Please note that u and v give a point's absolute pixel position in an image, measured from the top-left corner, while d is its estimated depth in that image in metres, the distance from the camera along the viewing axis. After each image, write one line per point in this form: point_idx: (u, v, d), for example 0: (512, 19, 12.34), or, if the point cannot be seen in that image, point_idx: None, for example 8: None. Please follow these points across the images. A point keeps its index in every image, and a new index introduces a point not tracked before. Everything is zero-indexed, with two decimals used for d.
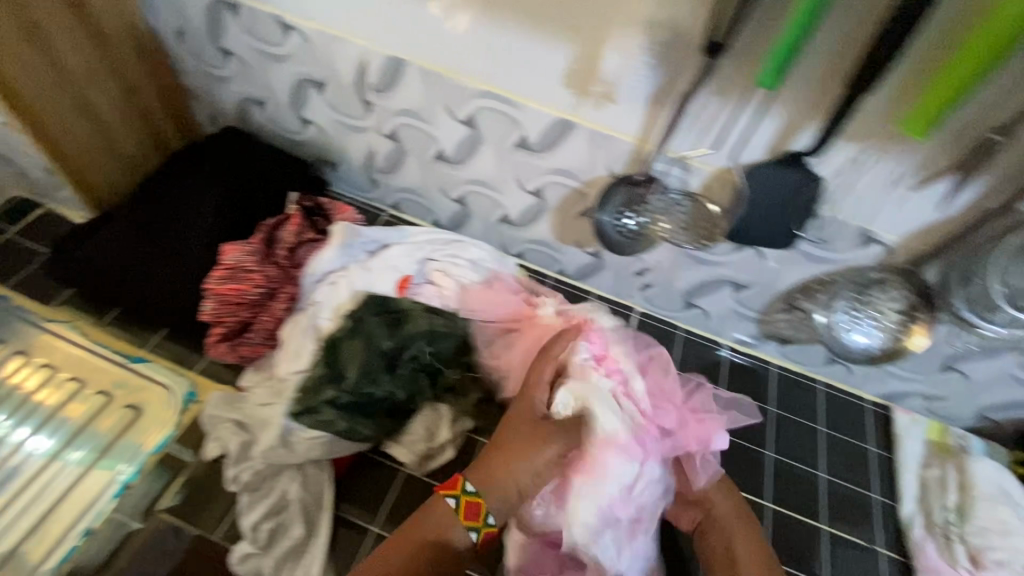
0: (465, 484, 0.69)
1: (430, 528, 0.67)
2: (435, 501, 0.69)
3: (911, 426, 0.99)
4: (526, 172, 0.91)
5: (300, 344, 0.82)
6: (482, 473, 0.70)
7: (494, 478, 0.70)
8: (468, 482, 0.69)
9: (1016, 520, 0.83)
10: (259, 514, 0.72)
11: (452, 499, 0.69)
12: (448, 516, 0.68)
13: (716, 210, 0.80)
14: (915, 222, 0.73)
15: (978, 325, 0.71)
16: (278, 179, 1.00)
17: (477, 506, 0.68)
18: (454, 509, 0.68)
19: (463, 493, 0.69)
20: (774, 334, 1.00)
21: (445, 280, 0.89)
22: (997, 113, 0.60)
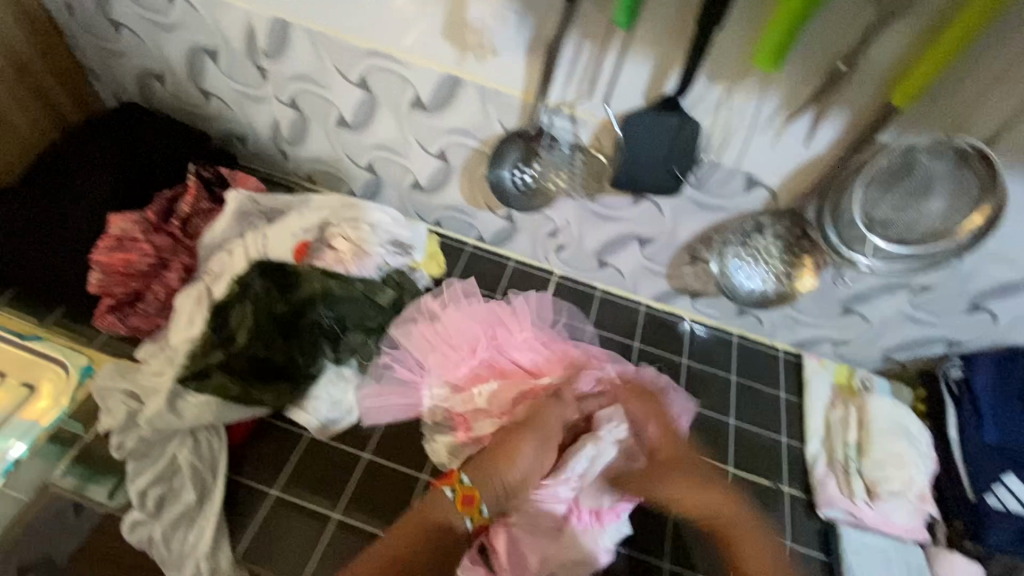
0: (462, 476, 0.67)
1: (431, 519, 0.64)
2: (434, 492, 0.66)
3: (819, 371, 1.02)
4: (425, 133, 0.91)
5: (193, 312, 0.81)
6: (480, 467, 0.68)
7: (492, 473, 0.68)
8: (463, 474, 0.67)
9: (912, 452, 0.86)
10: (147, 479, 0.72)
11: (450, 490, 0.66)
12: (439, 499, 0.66)
13: (602, 158, 0.81)
14: (790, 161, 0.74)
15: (851, 255, 0.72)
16: (180, 155, 0.99)
17: (474, 496, 0.66)
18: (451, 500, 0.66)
19: (458, 484, 0.66)
20: (685, 288, 1.01)
21: (342, 243, 0.88)
22: (840, 42, 0.62)
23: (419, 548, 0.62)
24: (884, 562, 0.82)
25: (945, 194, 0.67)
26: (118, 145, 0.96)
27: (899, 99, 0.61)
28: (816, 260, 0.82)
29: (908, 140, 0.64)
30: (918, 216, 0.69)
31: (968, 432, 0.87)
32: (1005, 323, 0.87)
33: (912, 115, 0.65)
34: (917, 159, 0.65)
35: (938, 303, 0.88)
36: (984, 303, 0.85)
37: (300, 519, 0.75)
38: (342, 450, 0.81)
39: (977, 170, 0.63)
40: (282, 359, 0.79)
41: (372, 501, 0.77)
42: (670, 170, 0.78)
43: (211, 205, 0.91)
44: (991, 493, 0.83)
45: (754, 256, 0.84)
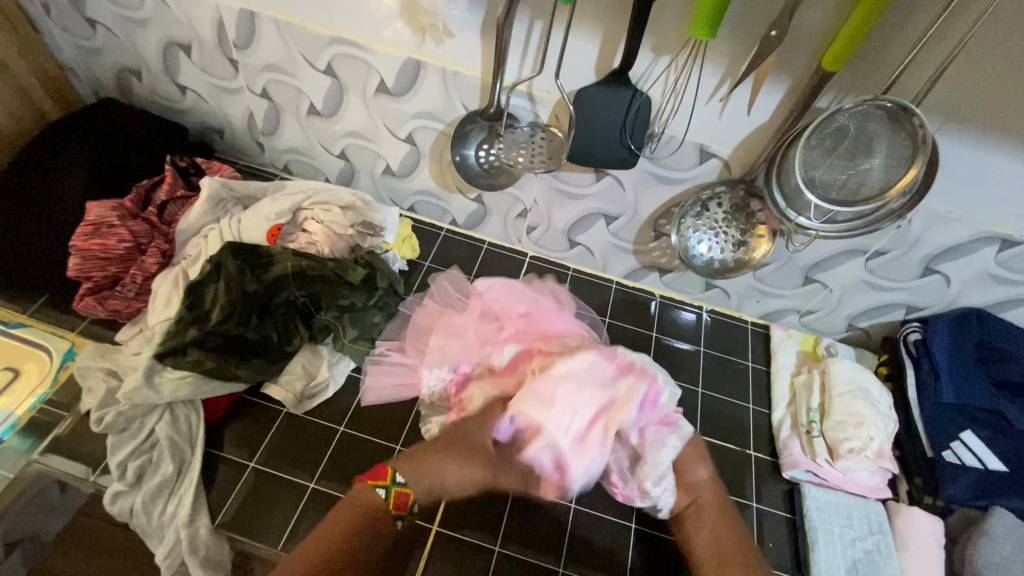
0: (395, 475, 0.66)
1: (357, 513, 0.64)
2: (362, 490, 0.65)
3: (786, 340, 1.04)
4: (393, 119, 0.95)
5: (171, 293, 0.84)
6: (413, 463, 0.68)
7: (428, 473, 0.68)
8: (397, 473, 0.66)
9: (870, 410, 0.89)
10: (127, 452, 0.74)
11: (383, 490, 0.65)
12: (369, 493, 0.65)
13: (559, 134, 0.86)
14: (737, 131, 0.80)
15: (796, 219, 0.79)
16: (157, 146, 1.03)
17: (407, 495, 0.66)
18: (384, 499, 0.65)
19: (391, 482, 0.66)
20: (653, 265, 1.03)
21: (314, 226, 0.92)
22: (766, 14, 0.67)
23: (358, 534, 0.63)
24: (846, 518, 0.84)
25: (884, 152, 0.70)
26: (97, 138, 1.00)
27: (827, 65, 0.66)
28: (769, 226, 0.84)
29: (838, 105, 0.69)
30: (862, 175, 0.73)
31: (925, 392, 0.91)
32: (957, 285, 0.90)
33: (844, 80, 0.70)
34: (848, 123, 0.70)
35: (893, 268, 0.91)
36: (935, 266, 0.88)
37: (276, 490, 0.77)
38: (317, 425, 0.83)
39: (907, 128, 0.68)
40: (256, 338, 0.82)
41: (346, 471, 0.80)
42: (624, 142, 0.82)
43: (188, 193, 0.95)
44: (948, 449, 0.86)
45: (712, 226, 0.87)
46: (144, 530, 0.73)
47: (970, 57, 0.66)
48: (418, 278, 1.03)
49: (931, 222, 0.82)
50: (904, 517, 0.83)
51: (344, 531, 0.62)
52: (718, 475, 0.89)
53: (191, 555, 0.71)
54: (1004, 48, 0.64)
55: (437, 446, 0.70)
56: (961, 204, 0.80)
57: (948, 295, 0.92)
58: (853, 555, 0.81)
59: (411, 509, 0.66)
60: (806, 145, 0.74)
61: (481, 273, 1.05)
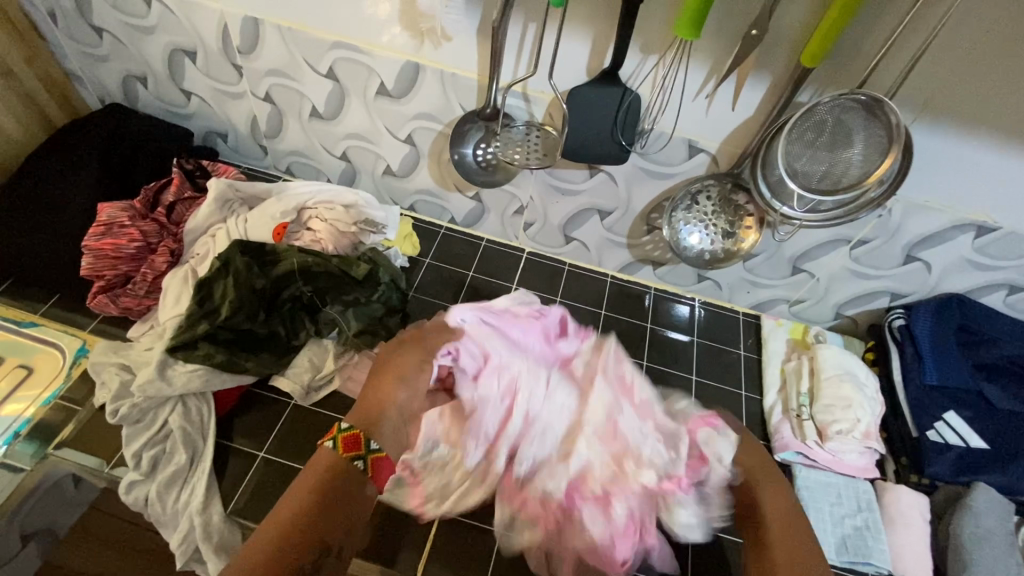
0: (368, 442, 0.64)
1: (315, 470, 0.61)
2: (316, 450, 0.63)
3: (776, 329, 1.08)
4: (393, 120, 0.98)
5: (180, 290, 0.87)
6: (358, 413, 0.66)
7: (379, 415, 0.67)
8: (372, 439, 0.64)
9: (857, 393, 0.92)
10: (141, 443, 0.77)
11: (360, 460, 0.62)
12: (337, 460, 0.62)
13: (553, 132, 0.89)
14: (722, 126, 0.84)
15: (777, 207, 0.83)
16: (163, 149, 1.06)
17: (356, 437, 0.63)
18: (362, 470, 0.63)
19: (366, 451, 0.63)
20: (646, 258, 1.07)
21: (318, 224, 0.95)
22: (746, 14, 0.71)
23: (318, 506, 0.58)
24: (836, 497, 0.87)
25: (862, 143, 0.74)
26: (106, 142, 1.04)
27: (806, 61, 0.70)
28: (756, 218, 0.88)
29: (816, 100, 0.73)
30: (841, 165, 0.76)
31: (910, 374, 0.94)
32: (937, 272, 0.94)
33: (820, 76, 0.75)
34: (826, 116, 0.74)
35: (876, 257, 0.94)
36: (916, 254, 0.92)
37: (285, 478, 0.80)
38: (324, 416, 0.86)
39: (883, 120, 0.71)
40: (264, 332, 0.86)
41: None
42: (616, 139, 0.86)
43: (194, 194, 0.98)
44: (932, 428, 0.89)
45: (701, 218, 0.91)
46: (158, 518, 0.75)
47: (939, 52, 0.70)
48: (419, 275, 1.06)
49: (910, 211, 0.86)
50: (891, 494, 0.87)
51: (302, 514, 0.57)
52: None
53: (205, 540, 0.73)
54: (971, 43, 0.69)
55: (375, 400, 0.68)
56: (937, 192, 0.84)
57: (930, 282, 0.95)
58: (842, 531, 0.84)
59: (367, 446, 0.63)
60: (788, 138, 0.77)
61: (481, 269, 1.08)
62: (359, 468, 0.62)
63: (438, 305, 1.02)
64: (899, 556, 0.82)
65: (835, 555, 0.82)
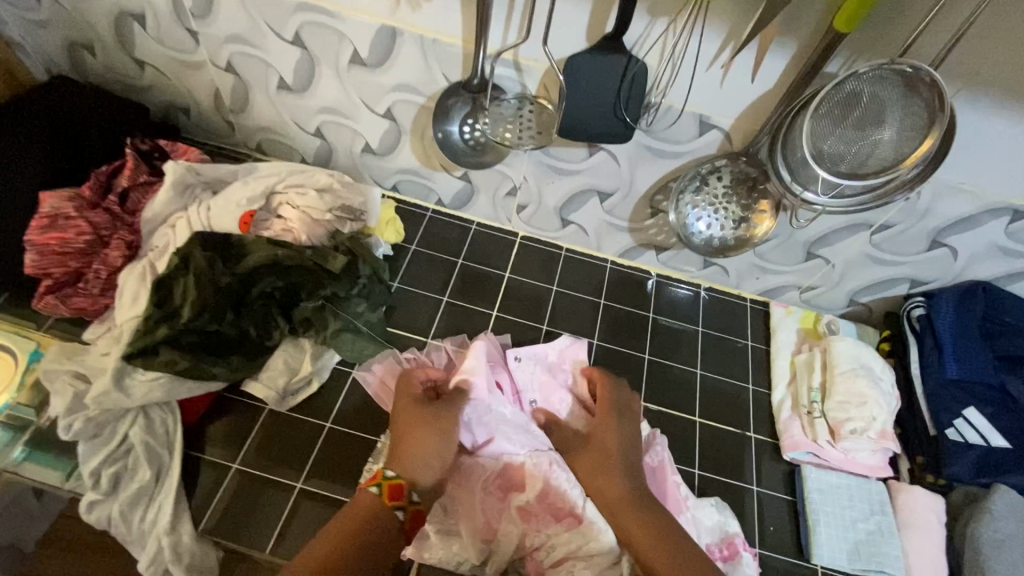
0: (410, 493, 0.66)
1: (352, 519, 0.62)
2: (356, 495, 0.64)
3: (786, 318, 1.01)
4: (370, 93, 0.88)
5: (138, 289, 0.79)
6: (397, 456, 0.68)
7: (410, 454, 0.68)
8: (414, 491, 0.66)
9: (873, 389, 0.86)
10: (100, 460, 0.70)
11: (400, 510, 0.65)
12: (378, 505, 0.64)
13: (549, 106, 0.79)
14: (738, 99, 0.75)
15: (807, 198, 0.75)
16: (117, 127, 0.96)
17: (399, 488, 0.65)
18: (400, 521, 0.65)
19: (407, 502, 0.66)
20: (649, 243, 0.98)
21: (289, 211, 0.87)
22: None
23: (364, 533, 0.61)
24: (847, 500, 0.83)
25: (897, 124, 0.67)
26: (48, 118, 0.93)
27: (842, 25, 0.61)
28: (772, 201, 0.80)
29: (852, 70, 0.65)
30: (873, 147, 0.68)
31: (929, 368, 0.88)
32: (964, 258, 0.87)
33: (854, 44, 0.66)
34: (861, 88, 0.65)
35: (899, 243, 0.87)
36: (942, 240, 0.85)
37: (261, 492, 0.74)
38: (303, 422, 0.80)
39: (924, 96, 0.64)
40: (233, 333, 0.78)
41: (335, 469, 0.77)
42: (619, 115, 0.77)
43: (152, 178, 0.89)
44: (951, 426, 0.84)
45: (711, 202, 0.82)
46: (125, 537, 0.70)
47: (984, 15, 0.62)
48: (404, 263, 0.98)
49: (942, 193, 0.79)
50: (906, 496, 0.82)
51: (346, 538, 0.60)
52: (717, 459, 0.87)
53: (175, 562, 0.68)
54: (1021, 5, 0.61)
55: (408, 442, 0.69)
56: (973, 174, 0.76)
57: (955, 268, 0.88)
58: (854, 536, 0.80)
59: (408, 498, 0.66)
60: (816, 114, 0.68)
61: (471, 257, 1.00)
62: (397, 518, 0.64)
63: (425, 297, 0.95)
64: (912, 563, 0.78)
65: (847, 561, 0.78)
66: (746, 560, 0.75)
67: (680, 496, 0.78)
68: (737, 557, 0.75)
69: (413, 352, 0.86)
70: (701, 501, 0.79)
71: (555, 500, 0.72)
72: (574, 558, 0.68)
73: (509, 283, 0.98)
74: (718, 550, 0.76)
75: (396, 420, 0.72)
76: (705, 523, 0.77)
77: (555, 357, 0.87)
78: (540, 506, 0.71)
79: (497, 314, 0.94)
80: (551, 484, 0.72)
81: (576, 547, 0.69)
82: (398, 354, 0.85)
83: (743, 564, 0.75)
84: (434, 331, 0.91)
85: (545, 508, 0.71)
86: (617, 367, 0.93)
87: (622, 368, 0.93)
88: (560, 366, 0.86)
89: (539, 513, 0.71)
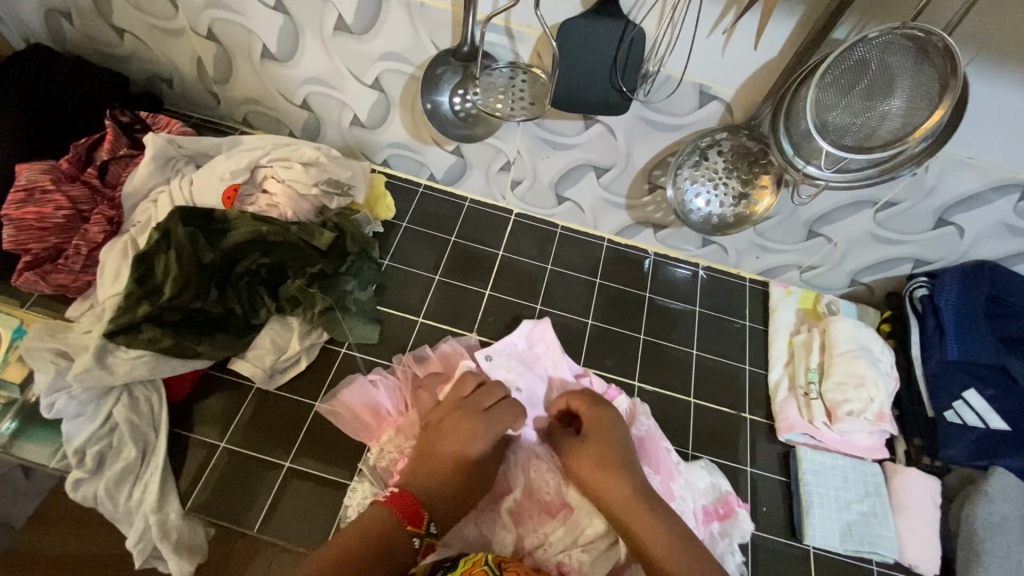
0: (429, 523, 0.66)
1: (366, 531, 0.62)
2: (384, 514, 0.64)
3: (785, 298, 0.98)
4: (358, 63, 0.85)
5: (120, 266, 0.77)
6: (432, 484, 0.68)
7: (444, 483, 0.68)
8: (432, 522, 0.66)
9: (871, 370, 0.84)
10: (84, 439, 0.69)
11: (417, 536, 0.65)
12: (394, 527, 0.63)
13: (542, 75, 0.76)
14: (739, 68, 0.72)
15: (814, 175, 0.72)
16: (96, 98, 0.92)
17: (420, 511, 0.65)
18: (416, 546, 0.65)
19: (425, 530, 0.65)
20: (646, 220, 0.96)
21: (275, 186, 0.85)
22: None
23: (375, 554, 0.61)
24: (842, 481, 0.82)
25: (906, 95, 0.63)
26: (22, 87, 0.89)
27: None
28: (774, 175, 0.77)
29: (860, 35, 0.61)
30: (880, 119, 0.65)
31: (931, 349, 0.86)
32: (970, 237, 0.84)
33: (864, 7, 0.63)
34: (870, 55, 0.62)
35: (903, 221, 0.85)
36: (949, 218, 0.82)
37: (248, 471, 0.73)
38: (291, 401, 0.79)
39: (936, 64, 0.61)
40: (219, 310, 0.77)
41: (324, 448, 0.76)
42: (614, 85, 0.75)
43: (132, 151, 0.86)
44: (950, 409, 0.83)
45: (710, 177, 0.79)
46: (112, 515, 0.70)
47: None
48: (395, 240, 0.95)
49: (949, 168, 0.76)
50: (901, 477, 0.82)
51: (362, 553, 0.60)
52: (711, 440, 0.85)
53: (162, 540, 0.68)
54: None
55: (450, 464, 0.69)
56: (984, 147, 0.73)
57: (961, 247, 0.86)
58: (847, 517, 0.79)
59: (427, 528, 0.66)
60: (821, 82, 0.65)
61: (464, 234, 0.98)
62: (413, 544, 0.64)
63: (416, 276, 0.92)
64: (905, 544, 0.78)
65: (840, 543, 0.78)
66: (742, 515, 0.76)
67: (669, 462, 0.78)
68: (732, 515, 0.76)
69: (379, 372, 0.81)
70: (692, 465, 0.80)
71: (543, 496, 0.72)
72: (572, 551, 0.68)
73: (503, 262, 0.96)
74: (714, 509, 0.77)
75: (434, 429, 0.71)
76: (698, 485, 0.78)
77: (525, 345, 0.84)
78: (529, 505, 0.71)
79: (490, 293, 0.92)
80: (533, 480, 0.72)
81: (572, 540, 0.68)
82: (365, 377, 0.80)
83: (740, 520, 0.76)
84: (426, 310, 0.89)
85: (536, 505, 0.71)
86: (612, 347, 0.91)
87: (617, 348, 0.91)
88: (536, 357, 0.83)
89: (531, 512, 0.71)
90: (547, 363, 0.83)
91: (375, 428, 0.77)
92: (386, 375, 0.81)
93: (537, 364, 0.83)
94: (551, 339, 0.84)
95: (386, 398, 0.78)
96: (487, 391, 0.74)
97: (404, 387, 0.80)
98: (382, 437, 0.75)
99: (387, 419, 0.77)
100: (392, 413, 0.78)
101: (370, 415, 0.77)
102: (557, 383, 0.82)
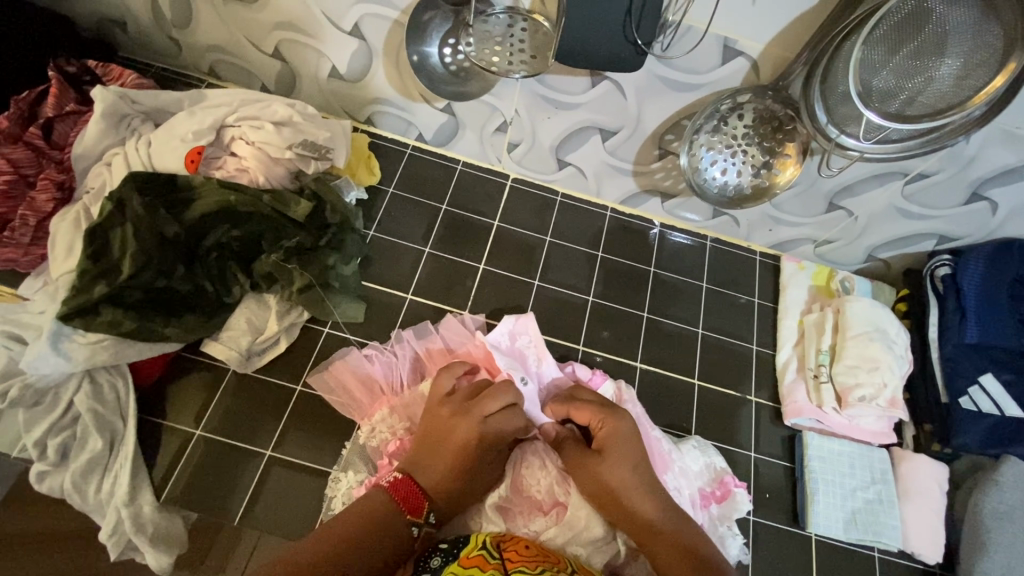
0: (428, 512, 0.62)
1: (358, 519, 0.59)
2: (380, 500, 0.61)
3: (797, 274, 0.91)
4: (335, 5, 0.76)
5: (73, 238, 0.70)
6: (432, 476, 0.64)
7: (444, 472, 0.64)
8: (431, 513, 0.62)
9: (885, 353, 0.80)
10: (45, 430, 0.65)
11: (415, 526, 0.61)
12: (388, 514, 0.60)
13: (545, 23, 0.67)
14: (768, 19, 0.64)
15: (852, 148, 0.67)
16: (35, 43, 0.81)
17: (418, 498, 0.62)
18: (414, 535, 0.61)
19: (424, 520, 0.62)
20: (653, 188, 0.88)
21: (242, 147, 0.76)
22: None
23: (370, 542, 0.58)
24: (848, 468, 0.79)
25: (962, 54, 0.60)
26: None
27: None
28: (799, 144, 0.70)
29: None
30: (927, 82, 0.62)
31: (949, 331, 0.81)
32: (1003, 213, 0.79)
33: None
34: (934, 6, 0.58)
35: (934, 194, 0.79)
36: (983, 192, 0.77)
37: (225, 461, 0.69)
38: (268, 384, 0.73)
39: (1004, 20, 0.57)
40: (186, 289, 0.70)
41: (310, 435, 0.71)
42: (628, 37, 0.65)
43: (81, 107, 0.78)
44: (965, 394, 0.78)
45: (728, 144, 0.72)
46: (82, 508, 0.65)
47: None
48: (381, 207, 0.88)
49: (993, 138, 0.70)
50: (908, 464, 0.79)
51: (349, 545, 0.56)
52: (715, 424, 0.82)
53: (137, 534, 0.64)
54: None
55: (457, 462, 0.64)
56: None
57: (991, 224, 0.81)
58: (852, 505, 0.77)
59: (426, 516, 0.62)
60: (871, 37, 0.60)
61: (456, 201, 0.90)
62: (411, 532, 0.61)
63: (402, 247, 0.85)
64: (909, 532, 0.76)
65: (843, 531, 0.76)
66: (739, 496, 0.73)
67: (663, 451, 0.73)
68: (730, 497, 0.74)
69: (375, 347, 0.76)
70: (684, 448, 0.75)
71: (533, 495, 0.67)
72: (572, 546, 0.64)
73: (498, 232, 0.89)
74: (711, 492, 0.74)
75: (429, 428, 0.66)
76: (694, 468, 0.74)
77: (507, 344, 0.77)
78: (517, 501, 0.67)
79: (484, 268, 0.86)
80: (522, 477, 0.68)
81: (569, 537, 0.64)
82: (359, 352, 0.75)
83: (738, 502, 0.73)
84: (415, 287, 0.83)
85: (526, 503, 0.67)
86: (616, 326, 0.85)
87: (621, 327, 0.85)
88: (522, 355, 0.77)
89: (519, 509, 0.67)
90: (533, 361, 0.77)
91: (366, 404, 0.72)
92: (384, 353, 0.76)
93: (524, 363, 0.76)
94: (533, 333, 0.77)
95: (381, 373, 0.74)
96: (491, 397, 0.66)
97: (399, 368, 0.75)
98: (374, 416, 0.71)
99: (380, 395, 0.73)
100: (386, 390, 0.74)
101: (366, 392, 0.73)
102: (546, 385, 0.76)
